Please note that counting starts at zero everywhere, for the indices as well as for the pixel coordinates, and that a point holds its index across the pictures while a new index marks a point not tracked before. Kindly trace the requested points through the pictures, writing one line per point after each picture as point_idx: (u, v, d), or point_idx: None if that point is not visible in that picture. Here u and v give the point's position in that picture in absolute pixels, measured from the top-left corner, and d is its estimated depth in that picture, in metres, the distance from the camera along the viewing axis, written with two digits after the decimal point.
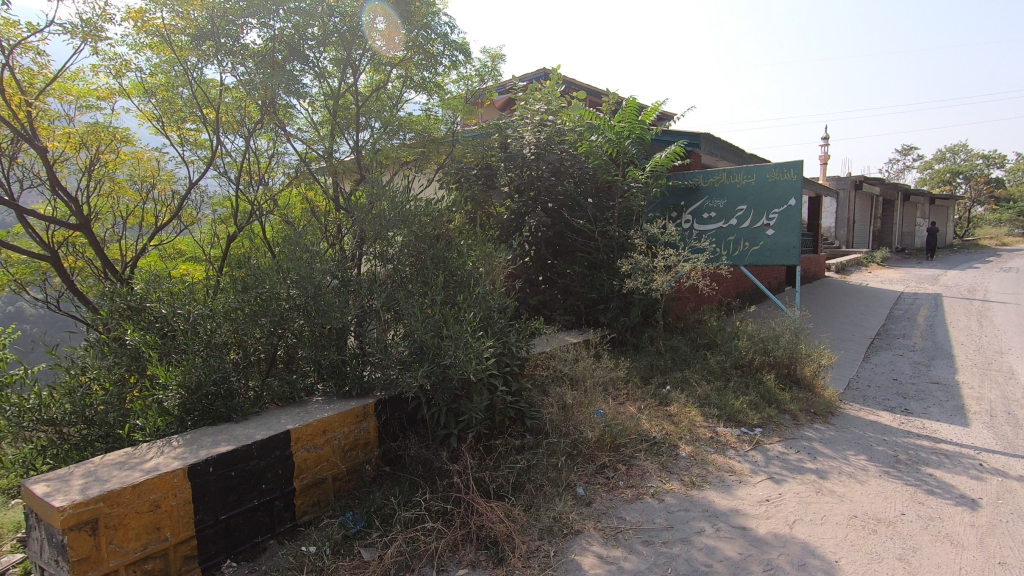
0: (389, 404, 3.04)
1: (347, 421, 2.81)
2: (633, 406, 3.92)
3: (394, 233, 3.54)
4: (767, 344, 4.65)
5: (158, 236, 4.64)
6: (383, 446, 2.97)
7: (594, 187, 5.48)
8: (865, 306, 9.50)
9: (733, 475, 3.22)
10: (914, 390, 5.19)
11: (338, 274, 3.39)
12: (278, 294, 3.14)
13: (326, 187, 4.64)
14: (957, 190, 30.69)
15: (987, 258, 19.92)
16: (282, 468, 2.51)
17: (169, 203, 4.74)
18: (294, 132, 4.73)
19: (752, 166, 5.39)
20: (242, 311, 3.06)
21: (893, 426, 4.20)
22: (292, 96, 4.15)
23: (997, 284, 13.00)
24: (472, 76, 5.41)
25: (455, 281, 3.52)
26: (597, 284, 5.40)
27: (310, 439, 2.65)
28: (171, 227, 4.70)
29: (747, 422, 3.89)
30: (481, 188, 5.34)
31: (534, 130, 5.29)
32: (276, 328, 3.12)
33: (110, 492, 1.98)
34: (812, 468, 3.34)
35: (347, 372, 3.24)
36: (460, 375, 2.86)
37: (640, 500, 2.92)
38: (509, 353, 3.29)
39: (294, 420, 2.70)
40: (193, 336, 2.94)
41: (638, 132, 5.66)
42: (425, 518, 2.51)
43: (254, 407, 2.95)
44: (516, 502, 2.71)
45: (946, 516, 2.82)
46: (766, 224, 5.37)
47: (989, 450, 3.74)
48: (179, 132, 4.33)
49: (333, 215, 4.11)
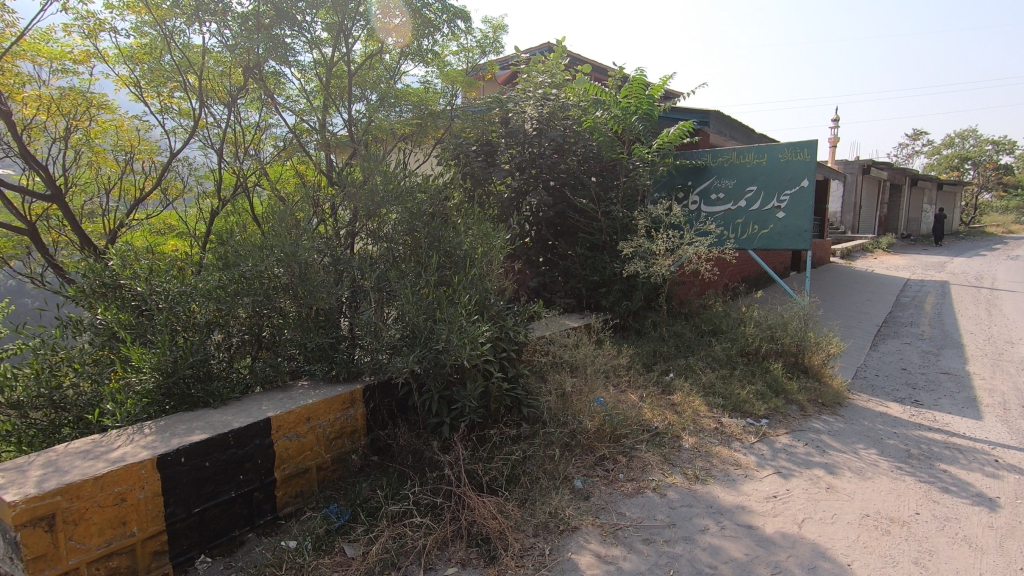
0: (378, 390, 2.88)
1: (332, 408, 2.65)
2: (634, 394, 3.77)
3: (387, 210, 3.38)
4: (775, 332, 4.47)
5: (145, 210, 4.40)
6: (371, 435, 2.81)
7: (598, 165, 5.33)
8: (872, 292, 9.30)
9: (738, 469, 3.08)
10: (923, 381, 5.02)
11: (328, 252, 3.21)
12: (262, 272, 2.96)
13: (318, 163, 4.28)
14: (964, 176, 30.33)
15: (993, 245, 19.69)
16: (262, 458, 2.36)
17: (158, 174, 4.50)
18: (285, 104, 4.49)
19: (764, 145, 5.17)
20: (224, 290, 2.90)
21: (904, 418, 4.04)
22: (281, 63, 3.92)
23: (1005, 272, 12.78)
24: (473, 48, 5.20)
25: (451, 262, 3.36)
26: (599, 266, 5.22)
27: (293, 427, 2.49)
28: (163, 199, 4.50)
29: (753, 412, 3.74)
30: (481, 164, 5.16)
31: (536, 104, 5.13)
32: (262, 308, 2.97)
33: (68, 485, 1.83)
34: (821, 462, 3.19)
35: (334, 356, 3.05)
36: (452, 360, 2.72)
37: (641, 495, 2.78)
38: (505, 339, 3.14)
39: (276, 406, 2.55)
40: (170, 316, 2.77)
41: (645, 107, 5.37)
42: (413, 513, 2.37)
43: (234, 392, 2.80)
44: (509, 496, 2.56)
45: (963, 517, 2.67)
46: (777, 206, 5.15)
47: (1004, 445, 3.59)
48: (163, 99, 4.10)
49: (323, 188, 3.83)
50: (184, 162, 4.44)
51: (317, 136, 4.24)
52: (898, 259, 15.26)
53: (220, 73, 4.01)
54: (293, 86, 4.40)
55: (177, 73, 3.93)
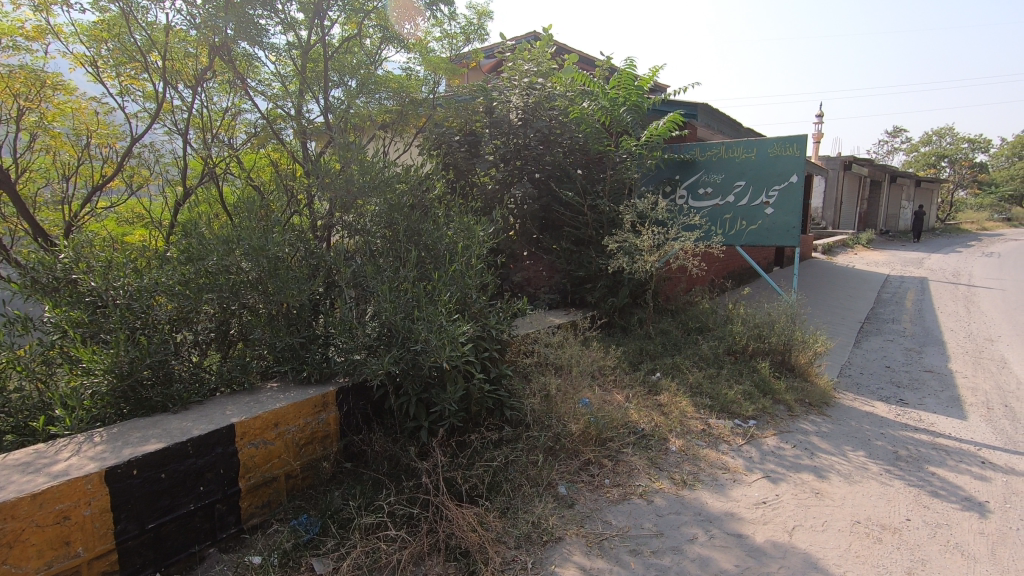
0: (353, 392, 2.72)
1: (303, 412, 2.49)
2: (620, 394, 3.67)
3: (365, 201, 3.24)
4: (761, 330, 4.41)
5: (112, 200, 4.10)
6: (344, 440, 2.66)
7: (584, 158, 5.25)
8: (854, 288, 9.35)
9: (726, 474, 2.99)
10: (907, 379, 5.01)
11: (302, 246, 3.07)
12: (228, 266, 2.77)
13: (293, 152, 4.05)
14: (941, 173, 30.86)
15: (968, 242, 20.04)
16: (224, 467, 2.20)
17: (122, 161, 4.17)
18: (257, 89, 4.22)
19: (753, 140, 5.08)
20: (187, 286, 2.70)
21: (889, 418, 4.01)
22: (252, 45, 3.69)
23: (981, 269, 12.98)
24: (457, 35, 5.01)
25: (431, 257, 3.24)
26: (584, 261, 5.17)
27: (259, 433, 2.33)
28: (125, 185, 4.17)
29: (741, 413, 3.66)
30: (464, 155, 5.06)
31: (521, 94, 5.00)
32: (229, 303, 2.78)
33: (1, 504, 1.66)
34: (810, 465, 3.12)
35: (305, 356, 2.88)
36: (431, 362, 2.60)
37: (628, 502, 2.67)
38: (487, 338, 3.01)
39: (241, 411, 2.38)
40: (126, 313, 2.57)
41: (634, 98, 5.28)
42: (388, 526, 2.23)
43: (196, 395, 2.64)
44: (490, 506, 2.43)
45: (954, 523, 2.61)
46: (765, 202, 5.08)
47: (990, 446, 3.56)
48: (123, 82, 3.80)
49: (300, 177, 3.68)
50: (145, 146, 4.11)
51: (294, 124, 3.96)
52: (877, 255, 15.45)
53: (190, 55, 3.76)
54: (266, 69, 4.16)
55: (142, 51, 3.67)
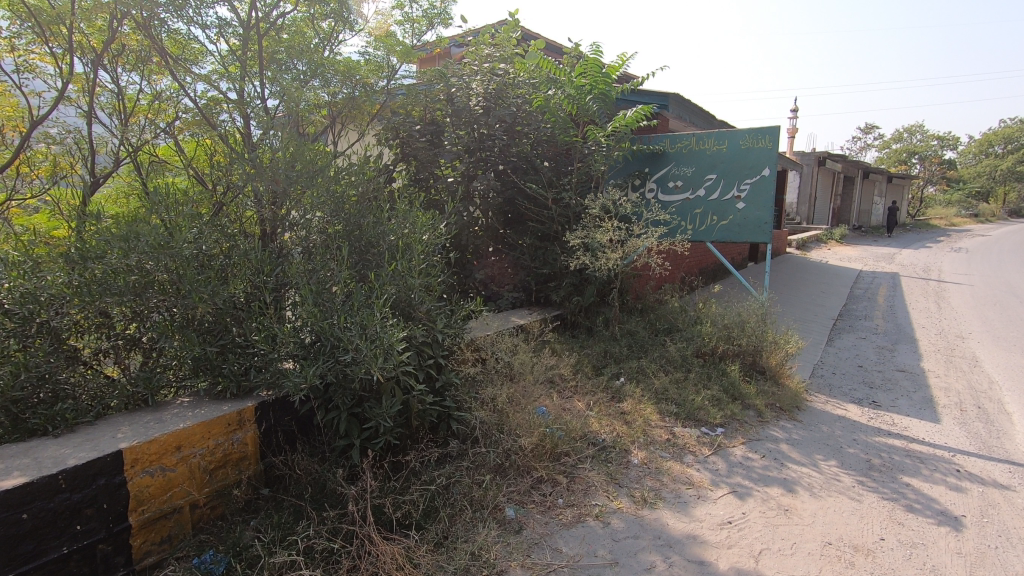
0: (276, 407, 2.43)
1: (212, 433, 2.19)
2: (580, 403, 3.45)
3: (300, 194, 2.93)
4: (731, 331, 4.22)
5: (47, 186, 3.22)
6: (264, 462, 2.37)
7: (551, 149, 4.99)
8: (826, 285, 9.30)
9: (690, 489, 2.77)
10: (880, 379, 4.88)
11: (223, 242, 2.72)
12: (129, 266, 2.39)
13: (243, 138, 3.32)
14: (912, 169, 31.39)
15: (938, 237, 20.32)
16: (108, 502, 1.89)
17: (46, 146, 3.31)
18: (201, 69, 3.66)
19: (725, 131, 4.89)
20: (82, 289, 2.34)
21: (862, 421, 3.85)
22: (191, 23, 3.47)
23: (950, 264, 13.14)
24: (420, 19, 4.71)
25: (373, 254, 3.00)
26: (549, 258, 4.93)
27: (155, 459, 2.02)
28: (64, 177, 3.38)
29: (708, 421, 3.46)
30: (426, 146, 4.77)
31: (482, 80, 4.73)
32: (136, 307, 2.42)
33: None
34: (779, 478, 2.92)
35: (222, 367, 2.55)
36: (363, 374, 2.32)
37: (582, 525, 2.43)
38: (432, 344, 2.74)
39: (135, 433, 2.07)
40: (5, 319, 2.22)
41: (601, 86, 4.99)
42: (302, 565, 1.94)
43: (87, 415, 2.32)
44: (423, 538, 2.17)
45: (930, 542, 2.43)
46: (737, 196, 4.89)
47: (964, 452, 3.42)
48: (15, 54, 3.23)
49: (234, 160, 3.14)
50: (71, 127, 3.37)
51: (240, 109, 3.56)
52: (851, 250, 15.51)
53: (128, 36, 3.38)
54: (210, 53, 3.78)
55: (68, 15, 3.13)
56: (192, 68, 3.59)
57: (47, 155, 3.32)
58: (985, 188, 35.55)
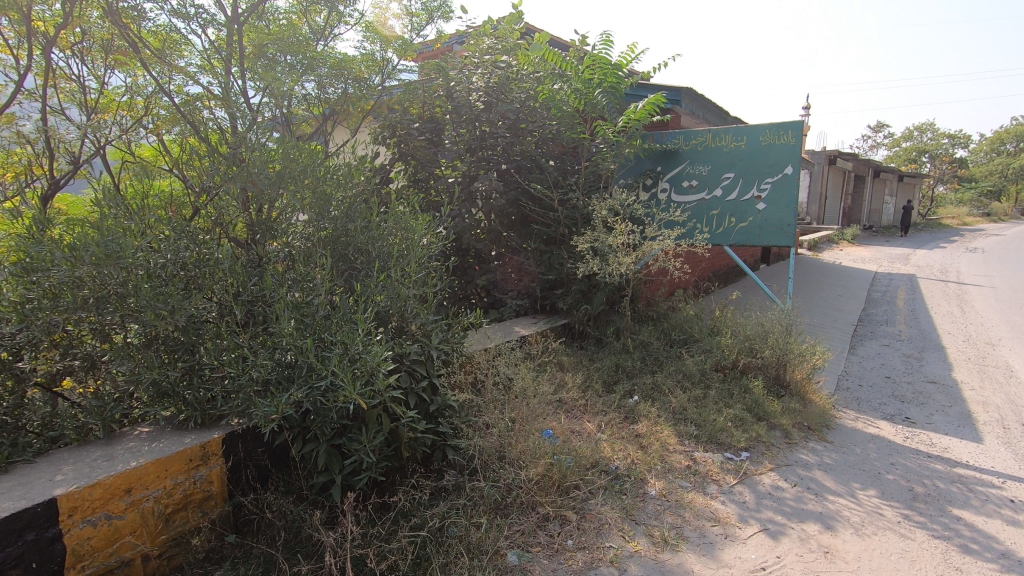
0: (246, 438, 2.14)
1: (170, 471, 1.90)
2: (591, 424, 3.14)
3: (281, 195, 2.64)
4: (753, 343, 3.90)
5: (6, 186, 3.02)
6: (233, 502, 2.08)
7: (558, 148, 4.68)
8: (843, 288, 8.95)
9: (716, 527, 2.46)
10: (910, 392, 4.54)
11: (192, 248, 2.40)
12: (81, 278, 2.10)
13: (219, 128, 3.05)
14: (923, 168, 30.86)
15: (951, 237, 19.83)
16: (38, 560, 1.61)
17: (21, 147, 3.08)
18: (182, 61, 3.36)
19: (743, 127, 4.59)
20: (26, 306, 2.06)
21: (898, 441, 3.52)
22: (174, 15, 3.23)
23: (966, 265, 12.73)
24: (419, 12, 4.42)
25: (363, 263, 2.70)
26: (556, 264, 4.62)
27: (99, 506, 1.74)
28: (37, 179, 3.14)
29: (731, 445, 3.15)
30: (424, 146, 4.49)
31: (483, 74, 4.40)
32: (92, 324, 2.14)
33: None
34: (815, 513, 2.60)
35: (185, 394, 2.26)
36: (341, 402, 2.03)
37: (594, 573, 2.12)
38: (425, 364, 2.43)
39: (76, 474, 1.78)
40: None
41: (611, 79, 4.51)
42: None
43: (24, 451, 2.05)
44: None
45: None
46: (756, 196, 4.57)
47: (1015, 477, 3.08)
48: None
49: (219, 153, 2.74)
50: (40, 123, 3.08)
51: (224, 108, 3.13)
52: (862, 251, 15.15)
53: (101, 30, 3.13)
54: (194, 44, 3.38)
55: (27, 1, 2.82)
56: (175, 61, 3.33)
57: (25, 155, 3.13)
58: (998, 187, 34.90)
